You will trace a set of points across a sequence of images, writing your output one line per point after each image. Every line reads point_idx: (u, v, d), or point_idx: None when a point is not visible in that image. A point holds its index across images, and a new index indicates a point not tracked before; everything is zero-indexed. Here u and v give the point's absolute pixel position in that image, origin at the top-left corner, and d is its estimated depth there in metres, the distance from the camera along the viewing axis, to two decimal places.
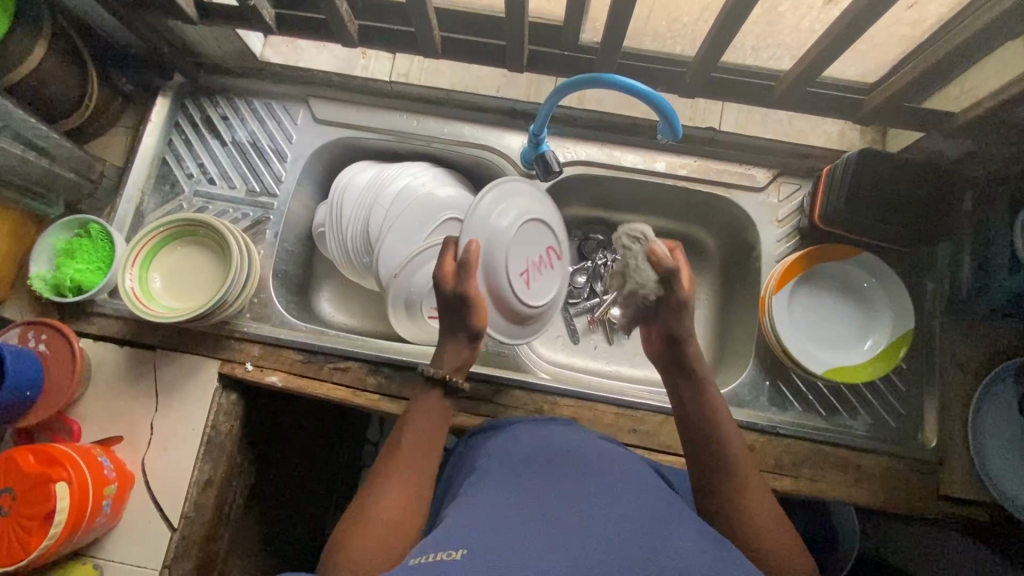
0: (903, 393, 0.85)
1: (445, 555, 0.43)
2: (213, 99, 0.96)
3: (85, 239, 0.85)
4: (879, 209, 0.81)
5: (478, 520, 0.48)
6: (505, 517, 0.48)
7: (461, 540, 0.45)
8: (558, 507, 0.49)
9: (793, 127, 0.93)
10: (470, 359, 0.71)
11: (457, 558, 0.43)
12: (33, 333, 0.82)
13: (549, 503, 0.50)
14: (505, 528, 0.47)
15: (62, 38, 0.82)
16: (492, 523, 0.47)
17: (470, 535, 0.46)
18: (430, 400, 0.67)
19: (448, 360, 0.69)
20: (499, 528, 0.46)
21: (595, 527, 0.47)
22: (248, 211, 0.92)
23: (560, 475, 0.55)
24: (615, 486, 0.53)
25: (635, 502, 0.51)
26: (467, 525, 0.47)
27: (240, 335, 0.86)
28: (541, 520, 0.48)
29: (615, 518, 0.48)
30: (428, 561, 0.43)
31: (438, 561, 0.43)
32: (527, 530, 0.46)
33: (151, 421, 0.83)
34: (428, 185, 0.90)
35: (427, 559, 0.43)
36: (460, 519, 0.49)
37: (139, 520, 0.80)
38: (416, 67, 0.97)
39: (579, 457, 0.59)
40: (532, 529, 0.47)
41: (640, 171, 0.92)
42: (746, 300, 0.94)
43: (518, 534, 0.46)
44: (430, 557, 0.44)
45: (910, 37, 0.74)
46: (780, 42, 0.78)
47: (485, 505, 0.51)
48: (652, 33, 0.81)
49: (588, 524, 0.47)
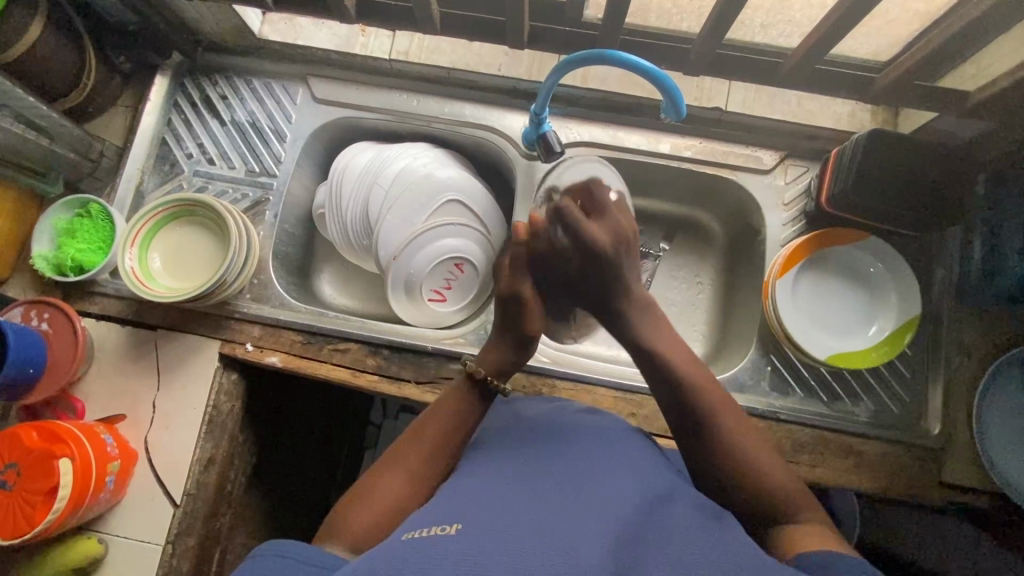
0: (908, 380, 0.84)
1: (440, 530, 0.43)
2: (212, 78, 0.95)
3: (85, 220, 0.85)
4: (889, 190, 0.79)
5: (474, 497, 0.47)
6: (501, 493, 0.48)
7: (456, 515, 0.45)
8: (555, 482, 0.49)
9: (802, 107, 0.90)
10: (512, 368, 0.68)
11: (453, 533, 0.42)
12: (36, 312, 0.82)
13: (547, 481, 0.49)
14: (502, 504, 0.46)
15: (58, 14, 0.81)
16: (489, 499, 0.47)
17: (466, 510, 0.45)
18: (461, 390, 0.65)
19: (488, 359, 0.67)
20: (495, 503, 0.46)
21: (594, 501, 0.46)
22: (247, 192, 0.91)
23: (557, 452, 0.54)
24: (612, 464, 0.53)
25: (633, 480, 0.51)
26: (463, 501, 0.47)
27: (240, 315, 0.86)
28: (539, 496, 0.47)
29: (613, 494, 0.48)
30: (423, 536, 0.42)
31: (433, 535, 0.42)
32: (524, 504, 0.46)
33: (153, 399, 0.84)
34: (428, 166, 0.89)
35: (421, 534, 0.43)
36: (456, 495, 0.49)
37: (142, 496, 0.81)
38: (416, 45, 0.94)
39: (576, 436, 0.58)
40: (529, 503, 0.46)
41: (644, 152, 0.90)
42: (750, 284, 0.93)
43: (515, 507, 0.45)
44: (425, 532, 0.43)
45: (926, 12, 0.71)
46: (789, 19, 0.76)
47: (482, 482, 0.50)
48: (658, 9, 0.79)
49: (586, 499, 0.47)
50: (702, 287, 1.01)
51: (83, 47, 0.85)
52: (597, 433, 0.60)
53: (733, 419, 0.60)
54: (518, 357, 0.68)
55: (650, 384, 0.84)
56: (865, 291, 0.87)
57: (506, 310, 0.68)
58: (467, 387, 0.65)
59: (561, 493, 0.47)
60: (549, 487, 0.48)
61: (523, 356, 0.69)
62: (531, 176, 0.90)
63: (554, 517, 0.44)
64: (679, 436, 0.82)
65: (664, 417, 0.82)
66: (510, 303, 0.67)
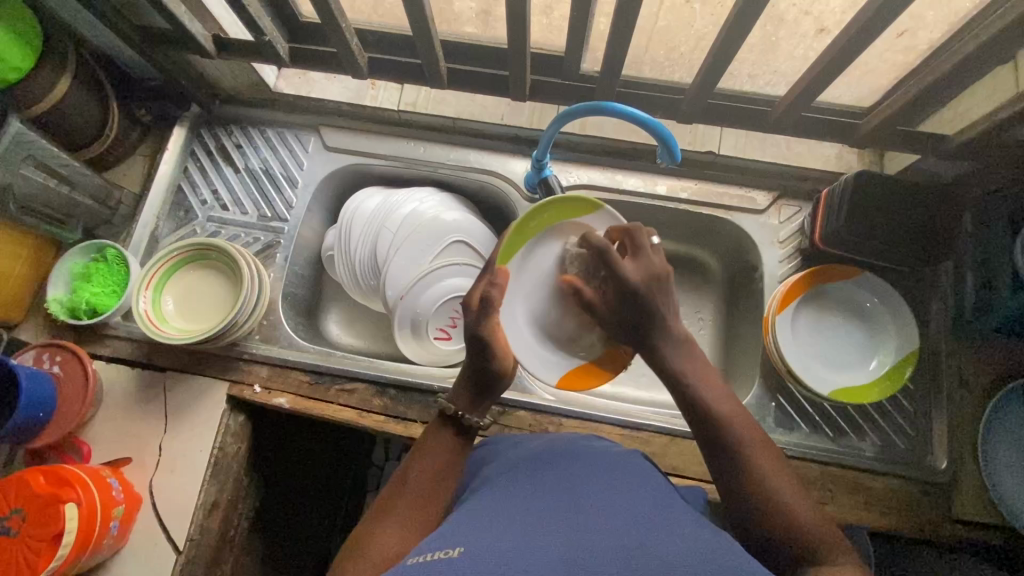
0: (911, 413, 0.85)
1: (442, 554, 0.44)
2: (228, 128, 1.00)
3: (101, 264, 0.87)
4: (880, 228, 0.82)
5: (479, 522, 0.48)
6: (506, 519, 0.48)
7: (458, 540, 0.46)
8: (559, 504, 0.50)
9: (791, 150, 0.94)
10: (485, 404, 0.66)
11: (455, 556, 0.43)
12: (48, 355, 0.84)
13: (551, 506, 0.50)
14: (506, 528, 0.47)
15: (85, 73, 0.85)
16: (494, 523, 0.48)
17: (469, 534, 0.46)
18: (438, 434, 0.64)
19: (461, 399, 0.65)
20: (499, 528, 0.47)
21: (596, 520, 0.48)
22: (259, 235, 0.94)
23: (558, 474, 0.56)
24: (615, 483, 0.55)
25: (633, 496, 0.52)
26: (468, 524, 0.48)
27: (248, 357, 0.87)
28: (541, 521, 0.48)
29: (617, 514, 0.49)
30: (426, 560, 0.44)
31: (435, 560, 0.43)
32: (527, 526, 0.47)
33: (159, 443, 0.84)
34: (435, 209, 0.92)
35: (425, 558, 0.44)
36: (460, 523, 0.49)
37: (144, 541, 0.81)
38: (423, 97, 0.99)
39: (580, 461, 0.59)
40: (530, 529, 0.47)
41: (641, 194, 0.94)
42: (750, 320, 0.94)
43: (517, 532, 0.46)
44: (429, 556, 0.44)
45: (904, 61, 0.77)
46: (776, 69, 0.82)
47: (486, 509, 0.51)
48: (651, 61, 0.85)
49: (587, 518, 0.48)
50: (703, 322, 1.02)
51: (107, 103, 0.90)
52: (603, 457, 0.61)
53: (766, 458, 0.57)
54: (489, 396, 0.66)
55: (655, 420, 0.85)
56: (863, 326, 0.89)
57: (472, 354, 0.66)
58: (445, 432, 0.63)
59: (566, 515, 0.49)
60: (552, 510, 0.49)
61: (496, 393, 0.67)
62: None
63: (556, 539, 0.45)
64: (687, 474, 0.81)
65: (671, 455, 0.82)
66: (477, 350, 0.65)
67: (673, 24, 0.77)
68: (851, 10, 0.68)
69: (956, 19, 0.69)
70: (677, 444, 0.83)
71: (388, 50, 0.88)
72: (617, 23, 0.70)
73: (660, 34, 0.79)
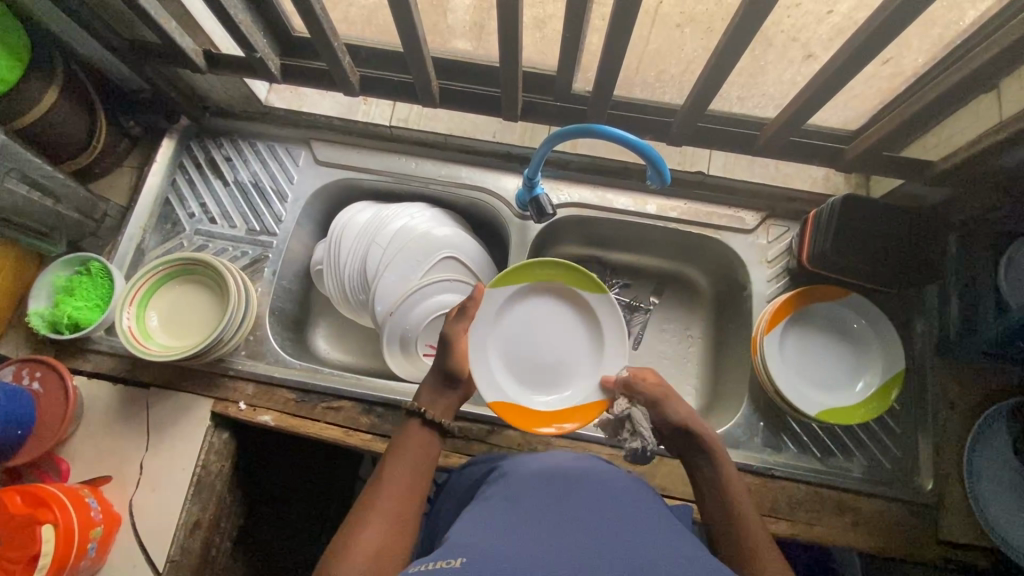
0: (897, 434, 0.85)
1: (446, 562, 0.44)
2: (217, 141, 0.99)
3: (85, 277, 0.86)
4: (867, 248, 0.82)
5: (480, 533, 0.49)
6: (507, 531, 0.49)
7: (460, 551, 0.46)
8: (560, 518, 0.51)
9: (780, 171, 0.96)
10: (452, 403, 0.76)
11: (458, 565, 0.43)
12: (27, 371, 0.82)
13: (551, 520, 0.50)
14: (510, 539, 0.47)
15: (75, 86, 0.85)
16: (498, 537, 0.48)
17: (469, 546, 0.46)
18: (417, 435, 0.70)
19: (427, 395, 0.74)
20: (500, 539, 0.47)
21: (595, 534, 0.48)
22: (247, 250, 0.93)
23: (557, 488, 0.56)
24: (609, 497, 0.55)
25: (631, 512, 0.53)
26: (468, 537, 0.48)
27: (234, 373, 0.86)
28: (544, 534, 0.48)
29: (616, 529, 0.49)
30: (430, 569, 0.44)
31: (439, 568, 0.43)
32: (529, 539, 0.47)
33: (140, 461, 0.83)
34: (426, 225, 0.92)
35: (428, 567, 0.44)
36: (462, 533, 0.49)
37: (123, 563, 0.79)
38: (415, 114, 0.99)
39: (578, 474, 0.59)
40: (531, 542, 0.47)
41: (631, 213, 0.94)
42: (739, 338, 0.95)
43: (519, 545, 0.46)
44: (431, 566, 0.44)
45: (888, 88, 0.78)
46: (764, 93, 0.83)
47: (486, 521, 0.51)
48: (641, 83, 0.86)
49: (587, 532, 0.48)
50: (693, 340, 1.03)
51: (95, 114, 0.89)
52: (599, 472, 0.61)
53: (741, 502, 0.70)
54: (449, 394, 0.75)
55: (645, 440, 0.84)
56: (850, 347, 0.89)
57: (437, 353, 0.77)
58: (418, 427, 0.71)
59: (566, 525, 0.49)
60: (556, 526, 0.49)
61: (460, 391, 0.77)
62: (525, 235, 0.94)
63: (559, 553, 0.45)
64: (676, 495, 0.81)
65: (660, 475, 0.82)
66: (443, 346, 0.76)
67: (664, 47, 0.77)
68: (838, 37, 0.69)
69: (938, 47, 0.70)
70: (666, 464, 0.83)
71: (381, 66, 0.89)
72: (609, 47, 0.71)
73: (650, 56, 0.80)
